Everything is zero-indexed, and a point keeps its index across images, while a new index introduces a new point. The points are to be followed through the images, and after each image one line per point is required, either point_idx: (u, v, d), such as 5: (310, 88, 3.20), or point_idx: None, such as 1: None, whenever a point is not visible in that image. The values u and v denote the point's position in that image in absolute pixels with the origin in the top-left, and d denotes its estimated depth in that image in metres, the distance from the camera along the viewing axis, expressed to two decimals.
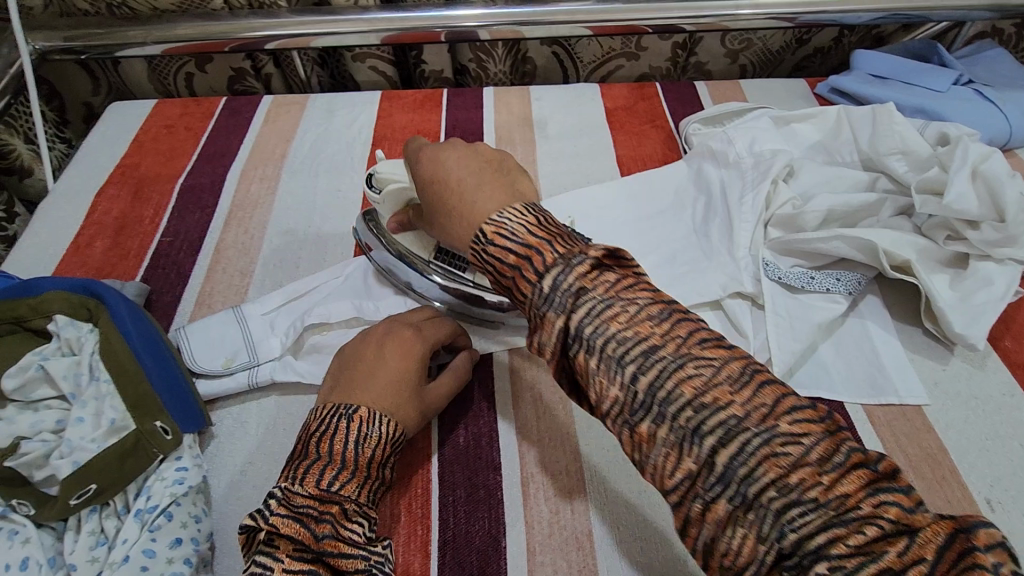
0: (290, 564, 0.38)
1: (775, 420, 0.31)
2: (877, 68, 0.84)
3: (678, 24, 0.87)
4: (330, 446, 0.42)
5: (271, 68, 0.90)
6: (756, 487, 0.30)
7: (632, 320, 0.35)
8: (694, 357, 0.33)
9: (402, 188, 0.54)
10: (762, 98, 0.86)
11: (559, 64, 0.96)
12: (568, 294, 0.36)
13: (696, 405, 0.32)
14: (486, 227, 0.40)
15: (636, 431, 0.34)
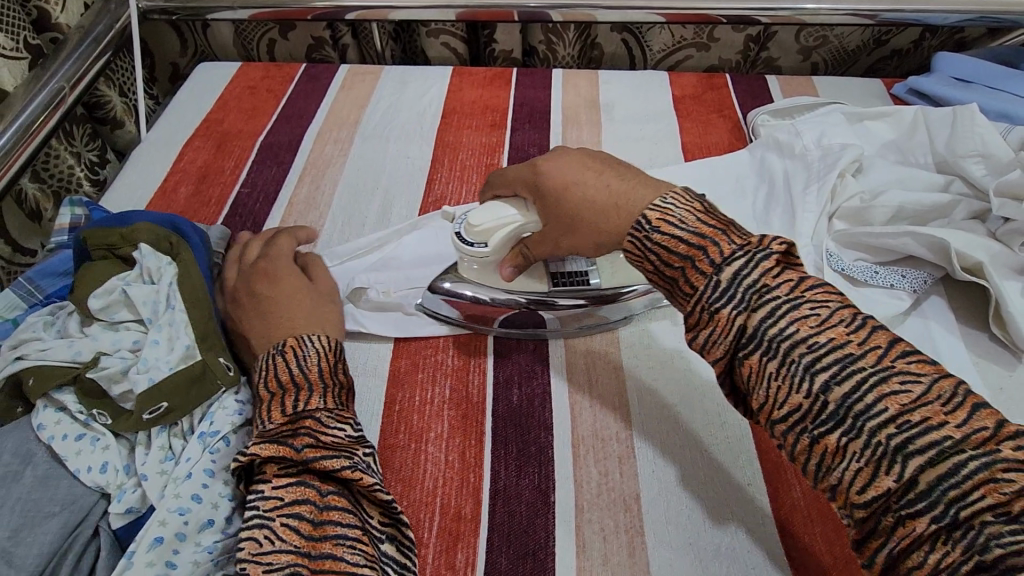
0: (277, 480, 0.40)
1: (988, 439, 0.31)
2: (960, 71, 0.81)
3: (753, 16, 0.86)
4: (272, 379, 0.44)
5: (349, 39, 0.93)
6: (960, 504, 0.31)
7: (892, 392, 0.33)
8: (999, 455, 0.31)
9: (521, 228, 0.50)
10: (834, 94, 0.84)
11: (628, 51, 0.97)
12: (752, 289, 0.38)
13: (900, 422, 0.33)
14: (652, 215, 0.42)
15: (908, 522, 0.32)
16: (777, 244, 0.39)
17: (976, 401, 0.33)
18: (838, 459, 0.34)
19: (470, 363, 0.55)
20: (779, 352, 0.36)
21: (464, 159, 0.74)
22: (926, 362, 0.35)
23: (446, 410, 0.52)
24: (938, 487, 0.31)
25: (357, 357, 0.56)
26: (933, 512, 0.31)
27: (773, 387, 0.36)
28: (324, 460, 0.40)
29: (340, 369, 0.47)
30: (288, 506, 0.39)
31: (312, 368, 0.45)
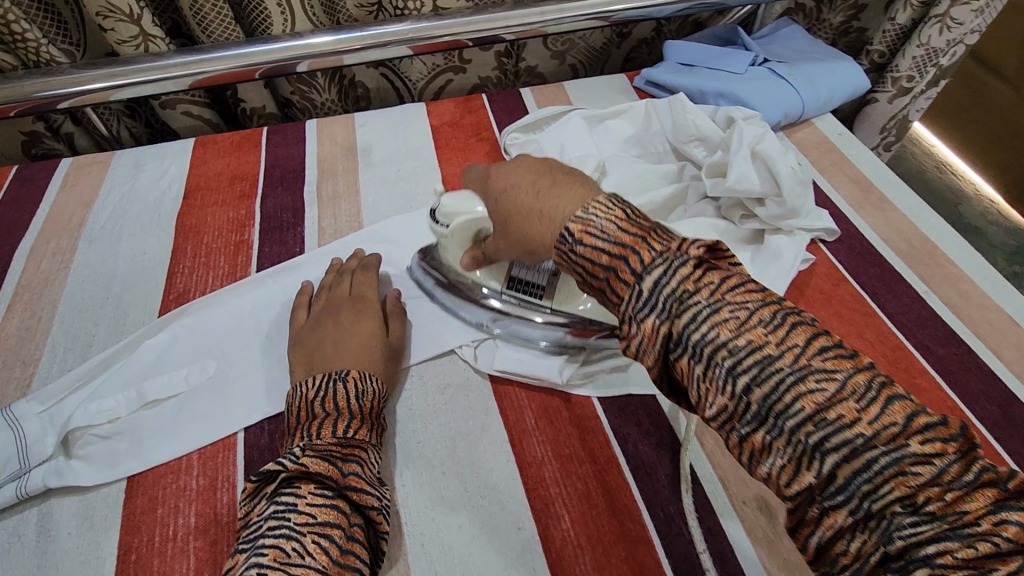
0: (312, 496, 0.43)
1: (807, 359, 0.34)
2: (685, 56, 0.88)
3: (496, 35, 0.87)
4: (332, 402, 0.49)
5: (70, 127, 0.83)
6: (794, 420, 0.33)
7: (742, 325, 0.35)
8: (811, 367, 0.33)
9: (471, 220, 0.53)
10: (584, 98, 0.88)
11: (390, 84, 0.96)
12: (670, 298, 0.37)
13: (731, 345, 0.35)
14: (575, 228, 0.41)
15: (750, 440, 0.34)
16: (693, 249, 0.39)
17: (823, 340, 0.34)
18: (766, 455, 0.34)
19: (217, 480, 0.51)
20: (705, 357, 0.35)
21: (210, 242, 0.69)
22: (753, 290, 0.37)
23: (190, 543, 0.47)
24: (768, 403, 0.33)
25: (88, 509, 0.49)
26: (764, 429, 0.34)
27: (702, 389, 0.36)
28: (362, 493, 0.45)
29: (381, 414, 0.52)
30: (320, 525, 0.41)
31: (367, 402, 0.50)
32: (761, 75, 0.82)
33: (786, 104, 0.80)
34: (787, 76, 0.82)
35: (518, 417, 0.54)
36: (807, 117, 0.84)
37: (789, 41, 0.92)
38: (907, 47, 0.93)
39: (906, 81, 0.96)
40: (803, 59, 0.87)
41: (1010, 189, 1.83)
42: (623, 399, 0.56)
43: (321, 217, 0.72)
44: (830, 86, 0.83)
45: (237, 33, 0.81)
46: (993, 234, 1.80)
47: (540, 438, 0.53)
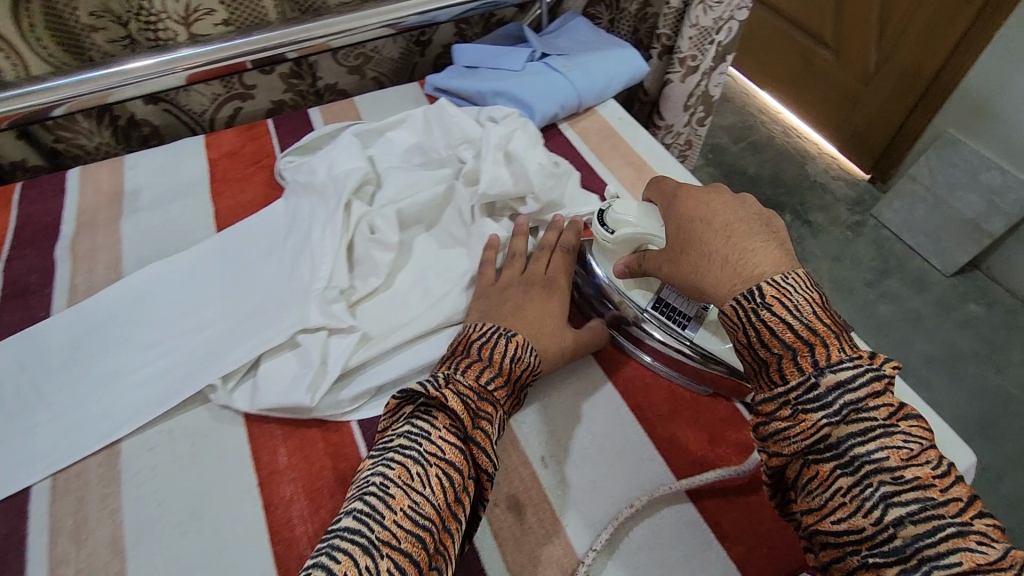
0: (445, 434, 0.46)
1: (965, 510, 0.39)
2: (469, 59, 0.88)
3: (280, 53, 0.83)
4: (490, 350, 0.52)
5: None
6: (937, 568, 0.37)
7: (913, 454, 0.40)
8: (970, 527, 0.38)
9: (638, 232, 0.59)
10: (373, 112, 0.87)
11: (177, 119, 0.90)
12: (846, 405, 0.42)
13: (895, 470, 0.40)
14: (767, 289, 0.47)
15: (879, 573, 0.38)
16: (887, 365, 0.44)
17: (955, 495, 0.40)
18: None
19: None
20: (857, 471, 0.41)
21: None
22: (925, 427, 0.42)
23: None
24: (917, 546, 0.38)
25: None
26: (902, 567, 0.38)
27: (840, 505, 0.41)
28: (483, 454, 0.47)
29: (524, 385, 0.54)
30: (440, 466, 0.44)
31: (519, 366, 0.52)
32: (537, 70, 0.84)
33: (563, 96, 0.82)
34: (562, 68, 0.84)
35: (270, 458, 0.53)
36: (588, 105, 0.86)
37: (573, 33, 0.95)
38: (683, 27, 0.97)
39: (691, 60, 1.01)
40: (583, 50, 0.90)
41: (845, 144, 1.97)
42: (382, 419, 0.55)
43: (74, 274, 0.66)
44: (606, 74, 0.86)
45: None
46: (835, 188, 1.93)
47: (291, 477, 0.51)
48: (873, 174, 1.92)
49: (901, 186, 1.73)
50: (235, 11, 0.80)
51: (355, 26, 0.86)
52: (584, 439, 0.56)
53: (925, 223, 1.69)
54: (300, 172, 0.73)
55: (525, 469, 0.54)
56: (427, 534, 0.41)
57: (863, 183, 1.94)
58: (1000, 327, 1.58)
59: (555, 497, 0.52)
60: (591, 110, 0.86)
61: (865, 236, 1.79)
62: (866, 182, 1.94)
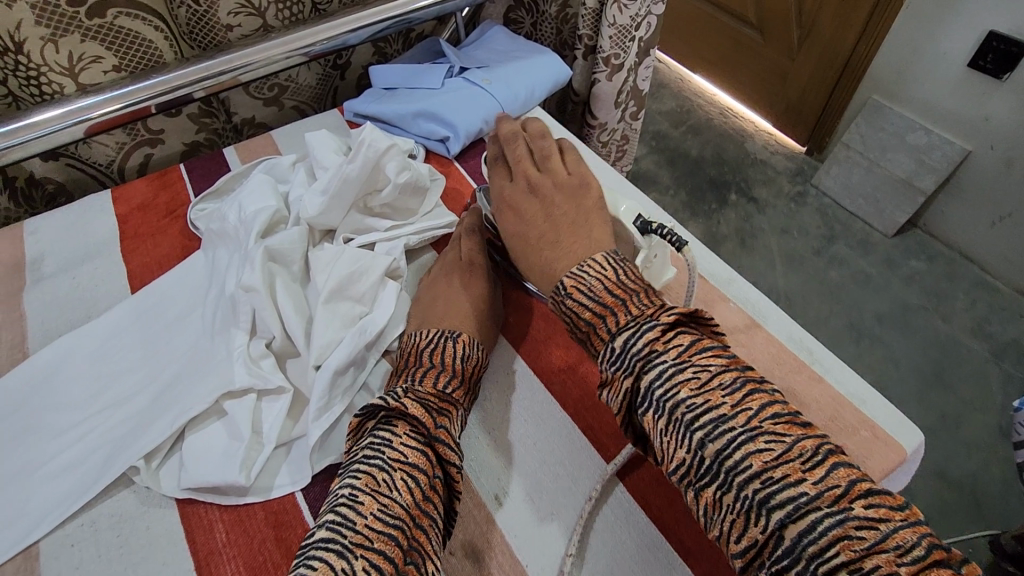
0: (407, 439, 0.47)
1: (758, 421, 0.40)
2: (387, 80, 0.85)
3: (185, 94, 0.78)
4: (440, 356, 0.54)
5: None
6: (743, 475, 0.38)
7: (702, 386, 0.42)
8: (762, 430, 0.39)
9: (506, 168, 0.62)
10: (292, 145, 0.83)
11: (82, 173, 0.85)
12: (638, 357, 0.45)
13: (688, 402, 0.41)
14: (568, 282, 0.52)
15: (702, 494, 0.40)
16: (665, 316, 0.46)
17: (766, 408, 0.40)
18: (716, 511, 0.40)
19: None
20: (666, 411, 0.42)
21: None
22: (719, 353, 0.44)
23: None
24: (721, 460, 0.39)
25: None
26: (717, 483, 0.39)
27: (664, 441, 0.42)
28: (446, 448, 0.48)
29: (475, 380, 0.56)
30: (409, 464, 0.45)
31: (467, 364, 0.55)
32: (457, 87, 0.82)
33: (487, 111, 0.80)
34: (482, 82, 0.82)
35: (206, 536, 0.49)
36: (512, 118, 0.84)
37: (492, 43, 0.93)
38: (602, 27, 0.96)
39: (614, 59, 0.99)
40: (502, 60, 0.88)
41: (779, 119, 2.01)
42: (327, 476, 0.52)
43: None
44: (527, 85, 0.84)
45: None
46: (775, 162, 1.97)
47: (230, 555, 0.47)
48: (809, 145, 1.96)
49: (836, 154, 1.77)
50: (126, 56, 0.74)
51: (265, 58, 0.81)
52: (538, 467, 0.53)
53: (862, 187, 1.73)
54: (215, 216, 0.69)
55: (478, 511, 0.50)
56: (398, 532, 0.41)
57: (800, 155, 1.99)
58: (943, 279, 1.64)
59: (514, 537, 0.49)
60: (517, 122, 0.85)
61: (808, 206, 1.82)
62: (803, 154, 1.99)
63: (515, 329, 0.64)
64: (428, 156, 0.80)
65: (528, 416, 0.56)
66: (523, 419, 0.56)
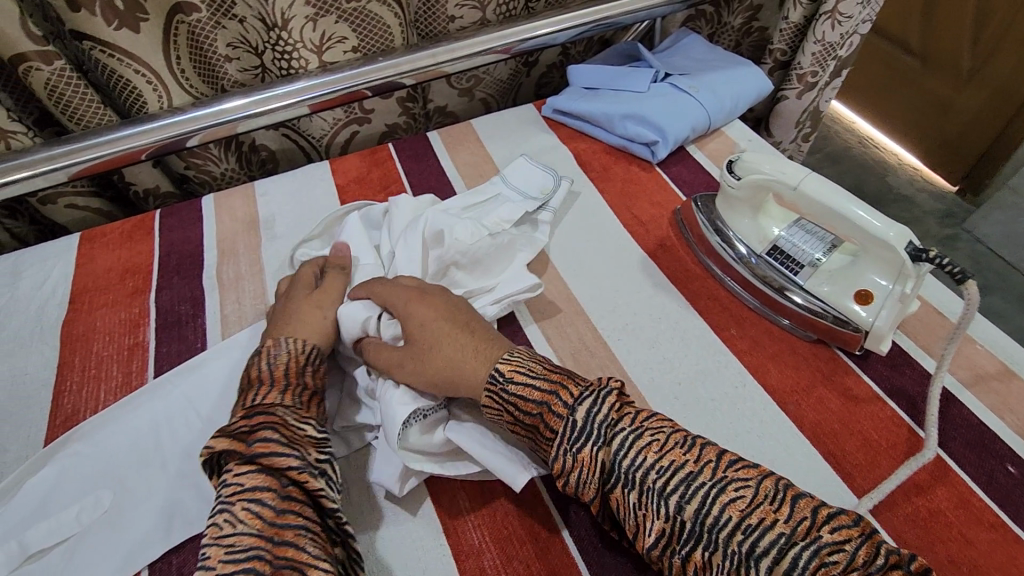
0: (236, 468, 0.42)
1: (722, 472, 0.41)
2: (589, 79, 0.86)
3: (397, 80, 0.82)
4: (250, 378, 0.50)
5: None
6: (725, 531, 0.39)
7: (662, 448, 0.42)
8: (728, 480, 0.41)
9: (764, 181, 0.58)
10: (492, 136, 0.86)
11: (295, 144, 0.91)
12: (604, 424, 0.44)
13: (656, 468, 0.42)
14: (504, 367, 0.49)
15: (688, 558, 0.40)
16: (613, 382, 0.46)
17: (729, 458, 0.42)
18: (706, 574, 0.39)
19: None
20: (635, 483, 0.42)
21: (101, 351, 0.63)
22: (664, 418, 0.45)
23: None
24: (698, 522, 0.40)
25: None
26: (701, 545, 0.39)
27: (639, 515, 0.42)
28: (274, 456, 0.43)
29: (309, 370, 0.52)
30: (249, 491, 0.41)
31: (281, 366, 0.50)
32: (663, 92, 0.81)
33: (693, 118, 0.80)
34: (689, 89, 0.82)
35: (452, 501, 0.51)
36: (713, 128, 0.83)
37: (690, 50, 0.92)
38: (804, 43, 0.94)
39: (810, 77, 0.96)
40: (704, 69, 0.87)
41: (929, 154, 1.88)
42: None
43: (223, 304, 0.67)
44: (731, 95, 0.83)
45: (109, 117, 0.74)
46: (921, 200, 1.84)
47: (474, 523, 0.49)
48: (962, 185, 1.82)
49: (1000, 198, 1.62)
50: (364, 38, 0.80)
51: (475, 52, 0.84)
52: None
53: None
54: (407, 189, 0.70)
55: None
56: (255, 557, 0.38)
57: (950, 195, 1.85)
58: None
59: None
60: (715, 132, 0.84)
61: (958, 252, 1.69)
62: (954, 194, 1.84)
63: (738, 343, 0.59)
64: (628, 158, 0.81)
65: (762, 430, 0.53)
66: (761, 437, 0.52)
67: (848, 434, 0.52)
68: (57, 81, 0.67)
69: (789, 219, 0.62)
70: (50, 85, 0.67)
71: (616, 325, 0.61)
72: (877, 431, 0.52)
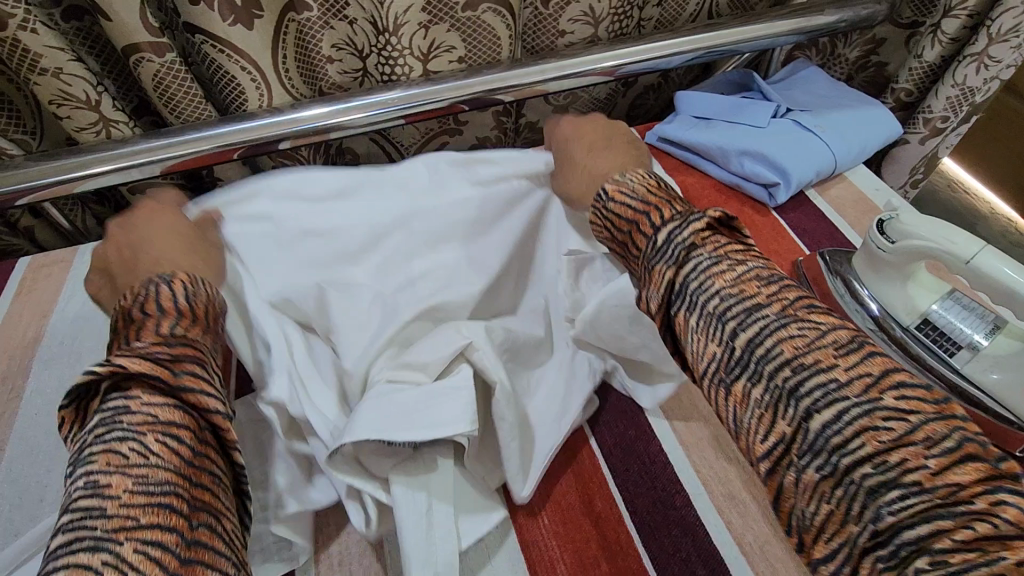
0: (147, 424, 0.38)
1: (879, 394, 0.37)
2: (701, 109, 0.80)
3: (493, 97, 0.78)
4: (156, 304, 0.46)
5: (29, 221, 0.75)
6: (850, 457, 0.36)
7: (812, 346, 0.40)
8: (882, 405, 0.37)
9: (926, 248, 0.51)
10: None
11: (382, 150, 0.88)
12: (724, 311, 0.44)
13: (795, 364, 0.40)
14: (609, 187, 0.55)
15: (802, 473, 0.38)
16: (711, 211, 0.49)
17: (905, 385, 0.37)
18: (814, 490, 0.38)
19: None
20: (699, 305, 0.45)
21: None
22: (826, 315, 0.42)
23: None
24: (826, 434, 0.37)
25: None
26: (818, 462, 0.37)
27: (756, 414, 0.41)
28: (201, 398, 0.42)
29: (218, 315, 0.50)
30: (163, 428, 0.39)
31: (201, 302, 0.48)
32: (785, 129, 0.75)
33: (817, 160, 0.73)
34: (814, 127, 0.75)
35: None
36: (836, 172, 0.76)
37: (811, 84, 0.85)
38: (939, 85, 0.86)
39: (939, 122, 0.89)
40: (828, 105, 0.80)
41: None
42: (674, 544, 0.48)
43: None
44: (859, 138, 0.76)
45: (209, 112, 0.72)
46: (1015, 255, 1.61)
47: None
48: None
49: None
50: (472, 49, 0.76)
51: (581, 72, 0.80)
52: None
53: None
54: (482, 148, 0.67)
55: None
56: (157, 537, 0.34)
57: None
58: None
59: None
60: (837, 176, 0.77)
61: None
62: None
63: None
64: (740, 197, 0.74)
65: None
66: None
67: None
68: (166, 74, 0.65)
69: (943, 289, 0.56)
70: (158, 77, 0.65)
71: None
72: None
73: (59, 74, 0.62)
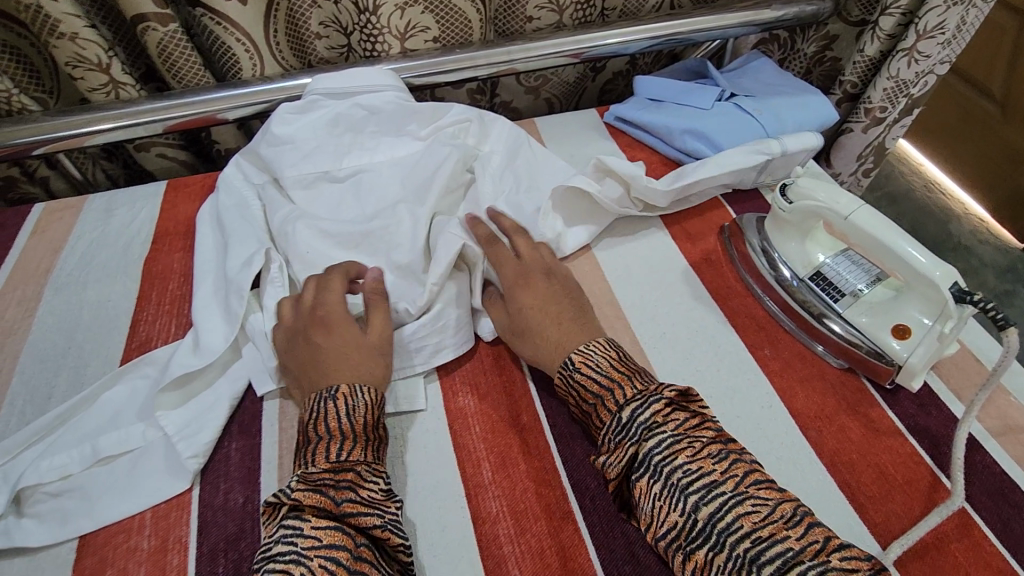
0: (316, 521, 0.44)
1: (745, 487, 0.45)
2: (654, 91, 0.88)
3: (471, 76, 0.87)
4: (326, 423, 0.50)
5: (44, 171, 0.84)
6: (735, 535, 0.43)
7: (695, 454, 0.47)
8: (749, 495, 0.44)
9: (819, 209, 0.59)
10: (554, 136, 0.89)
11: None
12: (644, 425, 0.49)
13: (685, 469, 0.46)
14: (575, 356, 0.55)
15: (692, 556, 0.44)
16: (670, 391, 0.51)
17: (756, 477, 0.46)
18: (705, 573, 0.43)
19: (169, 541, 0.51)
20: (662, 475, 0.46)
21: (175, 289, 0.69)
22: (704, 428, 0.49)
23: None
24: (712, 522, 0.44)
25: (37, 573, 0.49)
26: (707, 545, 0.43)
27: (657, 506, 0.46)
28: (360, 515, 0.45)
29: (377, 425, 0.53)
30: (325, 549, 0.42)
31: (361, 418, 0.51)
32: (727, 111, 0.83)
33: (753, 140, 0.81)
34: (753, 110, 0.83)
35: (476, 472, 0.54)
36: None
37: (759, 72, 0.93)
38: (877, 78, 0.93)
39: (879, 112, 0.96)
40: (770, 92, 0.88)
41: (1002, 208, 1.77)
42: (584, 452, 0.56)
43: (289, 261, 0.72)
44: (795, 121, 0.84)
45: (207, 78, 0.81)
46: (982, 254, 1.71)
47: (494, 494, 0.53)
48: None
49: None
50: (446, 29, 0.84)
51: (547, 55, 0.88)
52: None
53: None
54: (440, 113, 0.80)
55: None
56: None
57: (1016, 251, 1.69)
58: None
59: None
60: (774, 154, 0.84)
61: (1018, 305, 1.58)
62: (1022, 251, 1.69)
63: (772, 362, 0.61)
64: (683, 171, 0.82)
65: (780, 453, 0.54)
66: (776, 459, 0.54)
67: (866, 466, 0.53)
68: (169, 42, 0.74)
69: (837, 248, 0.64)
70: (162, 44, 0.74)
71: (653, 331, 0.63)
72: (893, 464, 0.53)
73: (74, 38, 0.70)
